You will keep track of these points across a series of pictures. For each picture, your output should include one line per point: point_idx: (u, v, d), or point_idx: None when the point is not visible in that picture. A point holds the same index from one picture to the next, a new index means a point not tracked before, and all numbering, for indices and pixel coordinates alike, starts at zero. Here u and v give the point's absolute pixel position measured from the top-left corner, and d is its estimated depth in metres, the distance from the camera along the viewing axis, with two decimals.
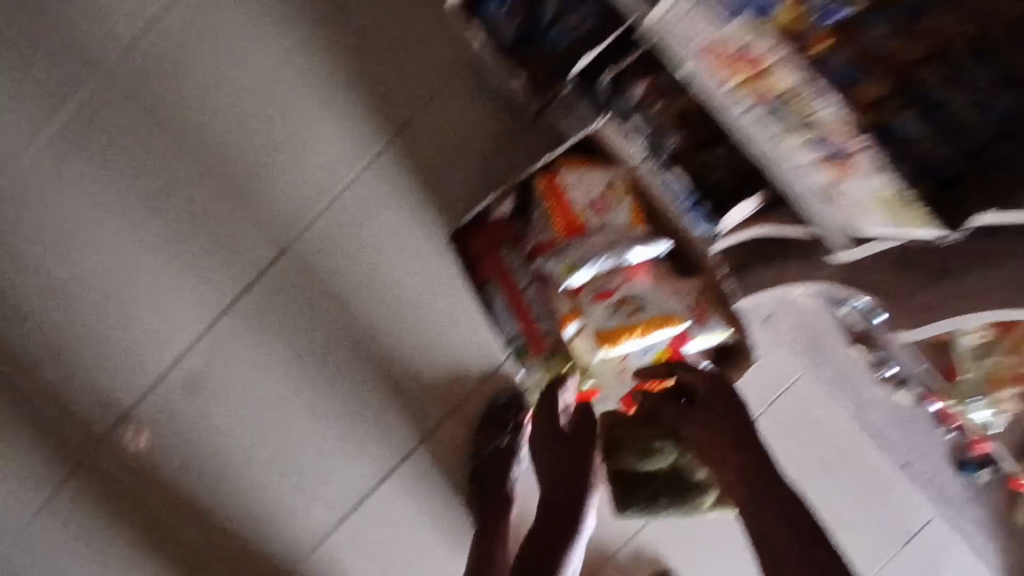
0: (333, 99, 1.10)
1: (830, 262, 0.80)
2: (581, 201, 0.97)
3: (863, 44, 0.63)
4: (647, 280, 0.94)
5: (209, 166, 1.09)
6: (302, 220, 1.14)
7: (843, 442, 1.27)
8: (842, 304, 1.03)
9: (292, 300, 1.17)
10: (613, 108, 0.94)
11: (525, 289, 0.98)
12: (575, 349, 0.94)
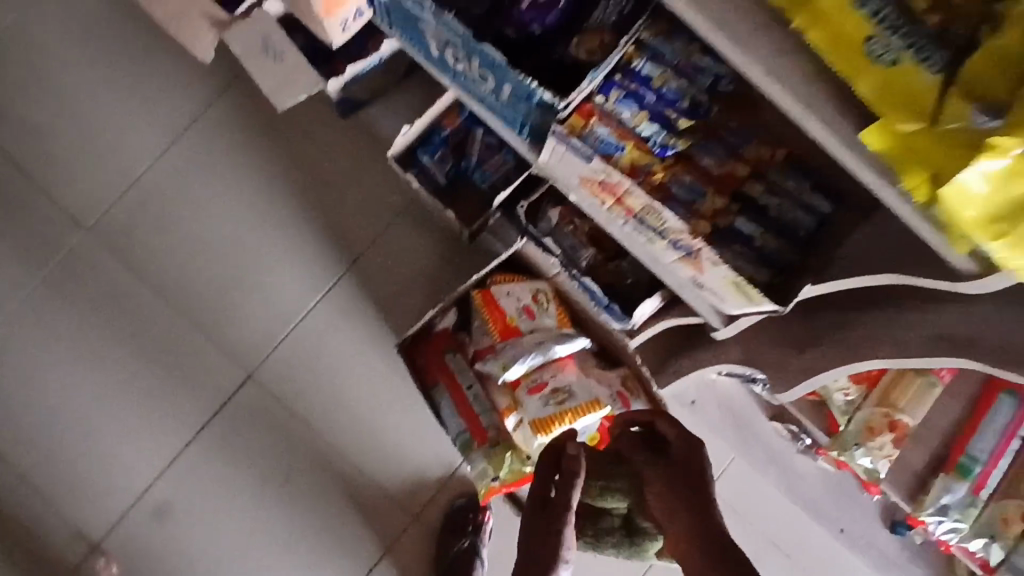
0: (303, 243, 1.30)
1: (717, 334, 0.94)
2: (512, 309, 1.11)
3: (702, 170, 0.81)
4: (576, 370, 1.07)
5: (186, 306, 1.29)
6: (267, 348, 1.28)
7: (795, 525, 1.32)
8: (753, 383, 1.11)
9: (255, 421, 1.27)
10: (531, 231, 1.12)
11: (467, 389, 1.10)
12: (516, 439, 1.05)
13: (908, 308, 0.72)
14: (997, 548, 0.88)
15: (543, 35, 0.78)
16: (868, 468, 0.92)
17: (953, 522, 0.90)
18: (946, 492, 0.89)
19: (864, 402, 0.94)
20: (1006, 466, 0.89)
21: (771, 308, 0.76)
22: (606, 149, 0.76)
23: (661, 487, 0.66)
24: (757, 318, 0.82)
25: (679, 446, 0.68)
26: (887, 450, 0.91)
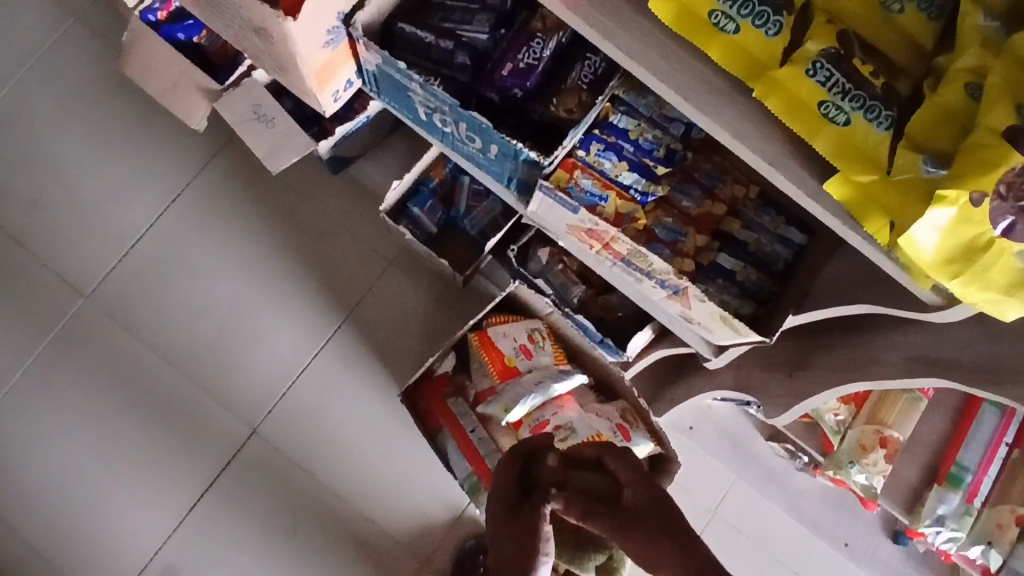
0: (300, 296, 1.33)
1: (709, 365, 0.98)
2: (509, 349, 1.14)
3: (681, 212, 0.86)
4: (576, 407, 1.09)
5: (187, 366, 1.31)
6: (269, 401, 1.30)
7: (796, 542, 1.34)
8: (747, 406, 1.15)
9: (261, 475, 1.28)
10: (524, 271, 1.18)
11: (472, 432, 1.11)
12: None
13: (883, 333, 0.77)
14: (994, 555, 0.90)
15: (525, 97, 0.82)
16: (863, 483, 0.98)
17: (950, 531, 0.92)
18: (941, 503, 0.90)
19: (857, 421, 0.99)
20: (995, 473, 0.92)
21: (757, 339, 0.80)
22: (590, 200, 0.81)
23: (631, 540, 0.59)
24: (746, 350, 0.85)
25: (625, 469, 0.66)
26: (882, 466, 0.96)
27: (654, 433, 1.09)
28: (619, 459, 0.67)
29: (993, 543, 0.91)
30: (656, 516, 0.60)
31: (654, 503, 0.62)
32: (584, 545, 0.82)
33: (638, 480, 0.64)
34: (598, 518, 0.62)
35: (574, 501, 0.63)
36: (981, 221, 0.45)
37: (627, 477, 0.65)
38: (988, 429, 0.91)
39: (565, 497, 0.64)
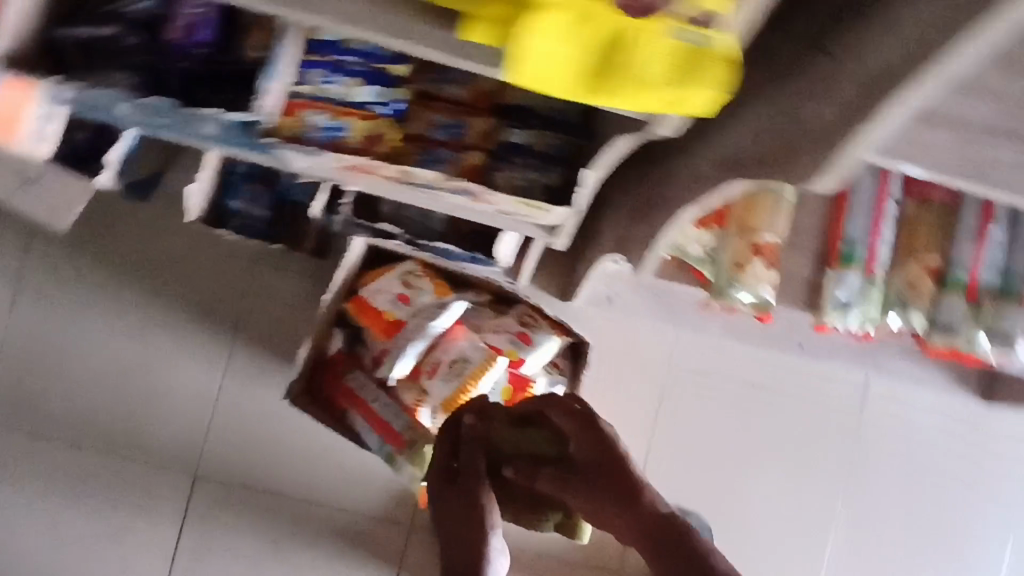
0: (182, 332, 1.25)
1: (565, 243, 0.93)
2: (387, 304, 1.07)
3: (446, 101, 0.75)
4: (468, 335, 1.02)
5: (104, 443, 1.24)
6: (197, 441, 1.25)
7: (755, 362, 1.31)
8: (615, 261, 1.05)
9: (221, 511, 1.25)
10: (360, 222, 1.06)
11: (375, 402, 1.04)
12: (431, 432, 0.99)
13: (695, 143, 0.68)
14: (913, 315, 0.87)
15: (215, 52, 0.72)
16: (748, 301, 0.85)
17: (859, 311, 0.86)
18: (840, 288, 0.84)
19: (729, 238, 0.85)
20: (891, 235, 0.85)
21: (564, 213, 0.74)
22: (330, 136, 0.70)
23: (572, 491, 0.81)
24: (576, 226, 0.78)
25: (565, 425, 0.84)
26: (765, 277, 0.83)
27: (557, 326, 1.06)
28: (558, 416, 0.84)
29: (910, 304, 0.87)
30: (594, 468, 0.81)
31: (591, 452, 0.82)
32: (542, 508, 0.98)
33: (577, 435, 0.83)
34: (542, 472, 0.85)
35: (520, 467, 0.87)
36: (600, 14, 0.37)
37: (570, 431, 0.83)
38: (865, 190, 0.84)
39: (514, 466, 0.88)
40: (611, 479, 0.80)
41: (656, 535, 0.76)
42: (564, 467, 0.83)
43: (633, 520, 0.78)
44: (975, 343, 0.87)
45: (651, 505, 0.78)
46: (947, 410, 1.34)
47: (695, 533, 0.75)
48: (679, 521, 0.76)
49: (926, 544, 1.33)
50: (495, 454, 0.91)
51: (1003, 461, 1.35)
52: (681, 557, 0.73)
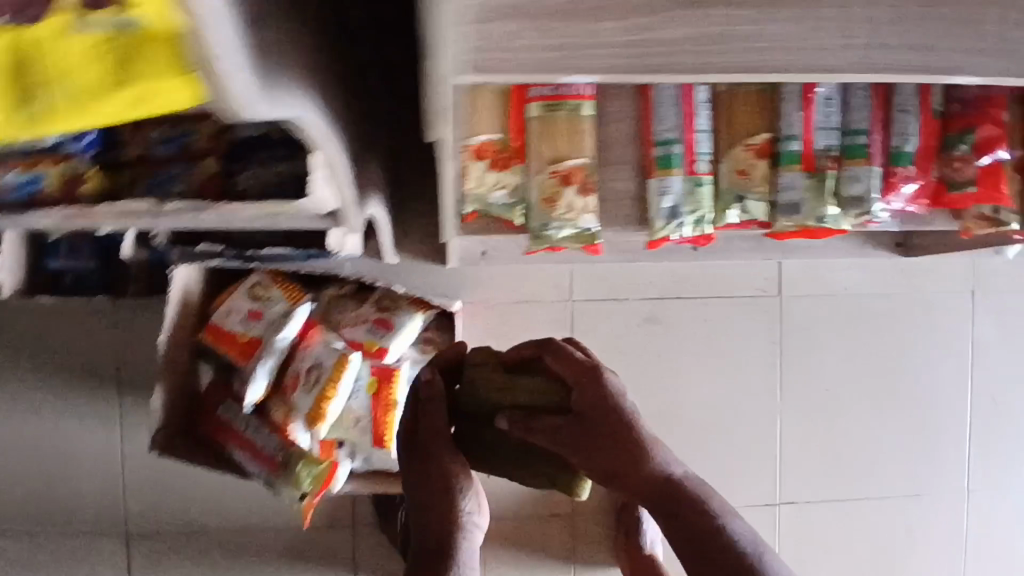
0: (62, 401, 1.18)
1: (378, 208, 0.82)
2: (239, 325, 1.00)
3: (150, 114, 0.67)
4: (324, 337, 0.96)
5: (19, 532, 1.19)
6: (117, 502, 1.21)
7: (659, 273, 1.25)
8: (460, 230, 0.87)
9: (163, 562, 1.22)
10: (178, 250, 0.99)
11: (245, 429, 0.96)
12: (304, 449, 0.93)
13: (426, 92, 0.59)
14: (753, 204, 0.77)
15: None
16: (567, 237, 0.77)
17: (692, 218, 0.77)
18: (665, 196, 0.76)
19: (534, 169, 0.76)
20: (710, 122, 0.76)
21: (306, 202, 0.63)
22: (26, 192, 0.63)
23: (578, 450, 0.66)
24: (353, 210, 0.70)
25: (568, 371, 0.69)
26: (580, 205, 0.76)
27: (417, 302, 0.99)
28: (560, 361, 0.69)
29: (745, 192, 0.77)
30: (601, 423, 0.66)
31: (604, 404, 0.66)
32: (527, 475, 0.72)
33: (581, 382, 0.68)
34: (541, 427, 0.66)
35: (514, 421, 0.67)
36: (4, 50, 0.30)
37: (573, 377, 0.68)
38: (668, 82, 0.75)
39: (506, 418, 0.68)
40: (624, 442, 0.67)
41: (672, 505, 0.66)
42: (572, 423, 0.66)
43: (649, 488, 0.67)
44: (823, 220, 0.76)
45: (666, 470, 0.68)
46: (873, 272, 1.28)
47: (708, 499, 0.67)
48: (694, 485, 0.68)
49: (873, 410, 1.31)
50: (471, 407, 0.72)
51: (940, 310, 1.30)
52: (697, 528, 0.65)
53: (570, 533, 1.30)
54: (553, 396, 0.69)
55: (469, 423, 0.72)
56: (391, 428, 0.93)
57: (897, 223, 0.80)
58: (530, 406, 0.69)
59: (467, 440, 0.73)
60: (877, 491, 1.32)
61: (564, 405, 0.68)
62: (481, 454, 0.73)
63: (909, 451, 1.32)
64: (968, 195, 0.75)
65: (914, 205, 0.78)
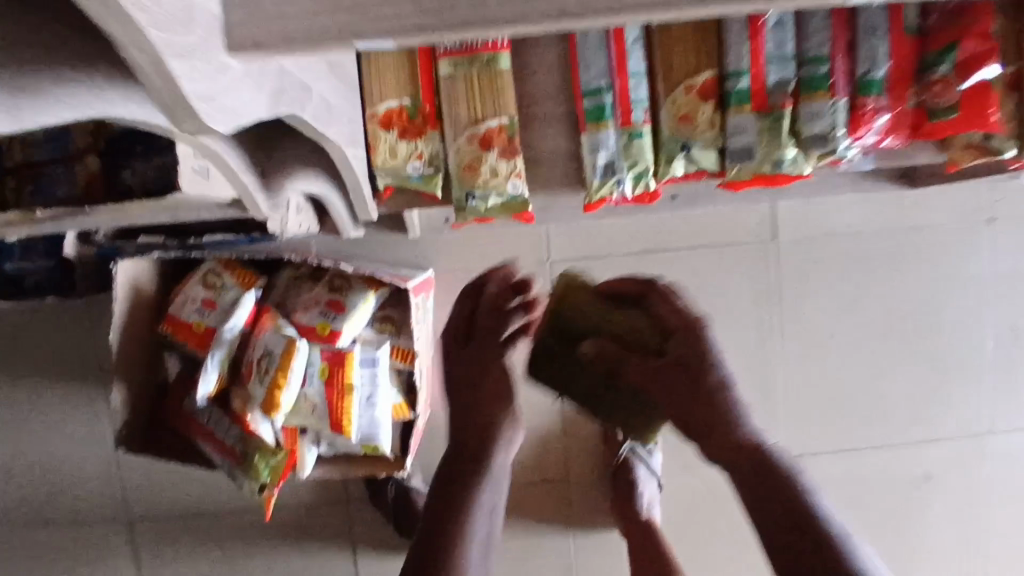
0: (48, 399, 1.19)
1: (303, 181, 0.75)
2: (194, 315, 0.98)
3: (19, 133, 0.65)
4: (275, 323, 0.92)
5: (29, 524, 1.23)
6: (115, 492, 1.23)
7: (641, 228, 1.16)
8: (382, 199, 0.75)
9: (167, 545, 1.25)
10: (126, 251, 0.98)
11: (207, 422, 0.95)
12: (263, 441, 0.91)
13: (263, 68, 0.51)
14: (699, 155, 0.68)
15: None
16: (496, 206, 0.70)
17: (633, 174, 0.69)
18: (598, 152, 0.69)
19: (451, 135, 0.68)
20: (643, 65, 0.67)
21: (181, 194, 0.58)
22: None
23: (666, 396, 0.68)
24: (254, 197, 0.66)
25: (670, 315, 0.71)
26: (505, 171, 0.69)
27: (369, 280, 0.94)
28: (661, 301, 0.73)
29: (690, 141, 0.68)
30: (697, 372, 0.67)
31: (699, 345, 0.68)
32: (605, 402, 0.76)
33: (685, 328, 0.69)
34: (633, 359, 0.70)
35: (604, 349, 0.72)
36: None
37: (675, 321, 0.70)
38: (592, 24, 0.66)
39: (596, 344, 0.73)
40: (715, 395, 0.66)
41: (760, 477, 0.62)
42: (664, 364, 0.68)
43: (737, 453, 0.64)
44: (780, 164, 0.67)
45: (754, 438, 0.65)
46: (880, 207, 1.16)
47: (799, 480, 0.62)
48: (784, 461, 0.64)
49: (885, 356, 1.22)
50: (565, 331, 0.77)
51: (957, 242, 1.18)
52: (784, 504, 0.61)
53: (564, 499, 1.28)
54: (651, 334, 0.72)
55: (560, 349, 0.77)
56: (348, 413, 0.89)
57: (870, 160, 0.72)
58: (623, 338, 0.72)
59: (553, 358, 0.77)
60: (891, 440, 1.25)
61: (657, 341, 0.71)
62: (567, 373, 0.77)
63: (925, 395, 1.24)
64: (950, 123, 0.64)
65: (891, 139, 0.67)
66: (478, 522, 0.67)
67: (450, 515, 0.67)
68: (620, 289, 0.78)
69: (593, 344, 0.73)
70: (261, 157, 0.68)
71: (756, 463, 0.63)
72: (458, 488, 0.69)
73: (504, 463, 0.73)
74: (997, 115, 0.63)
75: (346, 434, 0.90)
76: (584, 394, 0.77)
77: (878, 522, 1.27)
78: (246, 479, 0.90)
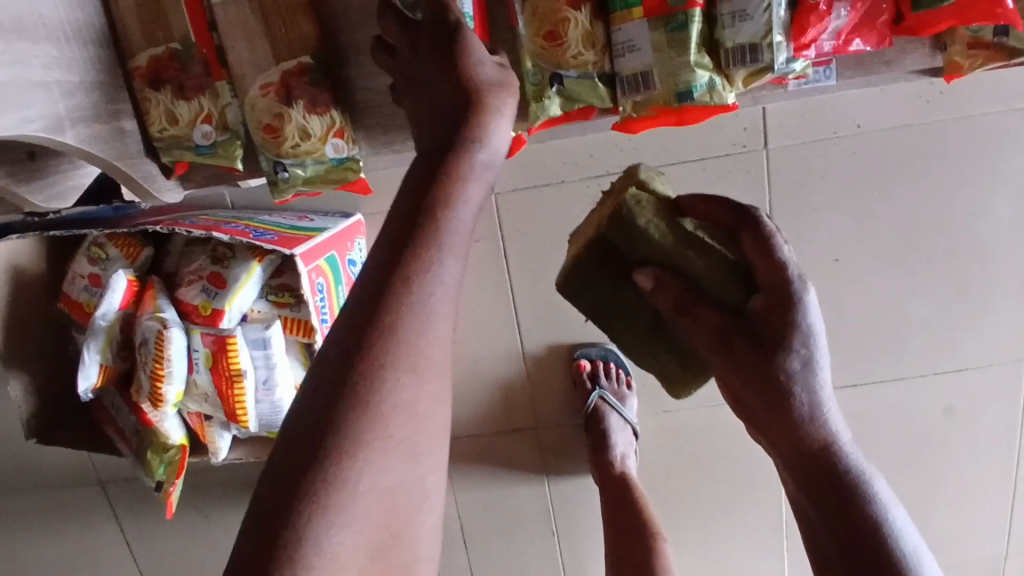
0: None
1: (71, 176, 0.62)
2: (77, 293, 0.87)
3: None
4: (155, 304, 0.81)
5: (7, 485, 1.24)
6: (78, 455, 1.20)
7: (602, 147, 0.95)
8: (160, 178, 0.61)
9: (142, 500, 1.24)
10: None
11: (111, 407, 0.88)
12: (159, 431, 0.84)
13: None
14: (574, 85, 0.54)
15: None
16: (316, 174, 0.58)
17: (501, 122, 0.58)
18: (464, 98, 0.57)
19: (241, 88, 0.55)
20: None
21: None
22: None
23: (732, 376, 0.52)
24: (17, 195, 0.56)
25: (762, 264, 0.51)
26: (319, 131, 0.56)
27: (253, 248, 0.79)
28: (753, 245, 0.50)
29: (563, 70, 0.54)
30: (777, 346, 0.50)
31: (785, 317, 0.50)
32: (652, 334, 0.62)
33: (779, 287, 0.50)
34: (704, 313, 0.53)
35: (666, 285, 0.55)
36: None
37: (769, 276, 0.51)
38: None
39: (654, 274, 0.56)
40: (789, 391, 0.50)
41: (826, 487, 0.51)
42: (744, 330, 0.51)
43: (800, 457, 0.52)
44: (692, 92, 0.51)
45: (827, 438, 0.51)
46: (901, 99, 0.92)
47: (872, 492, 0.51)
48: (861, 474, 0.51)
49: (909, 281, 1.01)
50: (615, 254, 0.60)
51: (1007, 139, 0.93)
52: (844, 521, 0.50)
53: (536, 445, 1.14)
54: (727, 286, 0.53)
55: (616, 279, 0.61)
56: (241, 400, 0.79)
57: (834, 72, 0.58)
58: (690, 279, 0.55)
59: (592, 277, 0.61)
60: (913, 373, 1.07)
61: (740, 296, 0.53)
62: (605, 301, 0.62)
63: (951, 324, 1.04)
64: (945, 16, 0.51)
65: (860, 40, 0.53)
66: (447, 260, 0.43)
67: (408, 255, 0.43)
68: (703, 213, 0.55)
69: (652, 275, 0.56)
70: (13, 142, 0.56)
71: (821, 474, 0.51)
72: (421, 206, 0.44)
73: (490, 155, 0.47)
74: (1010, 3, 0.49)
75: (242, 423, 0.81)
76: (646, 333, 0.62)
77: (894, 460, 1.13)
78: (147, 472, 0.85)
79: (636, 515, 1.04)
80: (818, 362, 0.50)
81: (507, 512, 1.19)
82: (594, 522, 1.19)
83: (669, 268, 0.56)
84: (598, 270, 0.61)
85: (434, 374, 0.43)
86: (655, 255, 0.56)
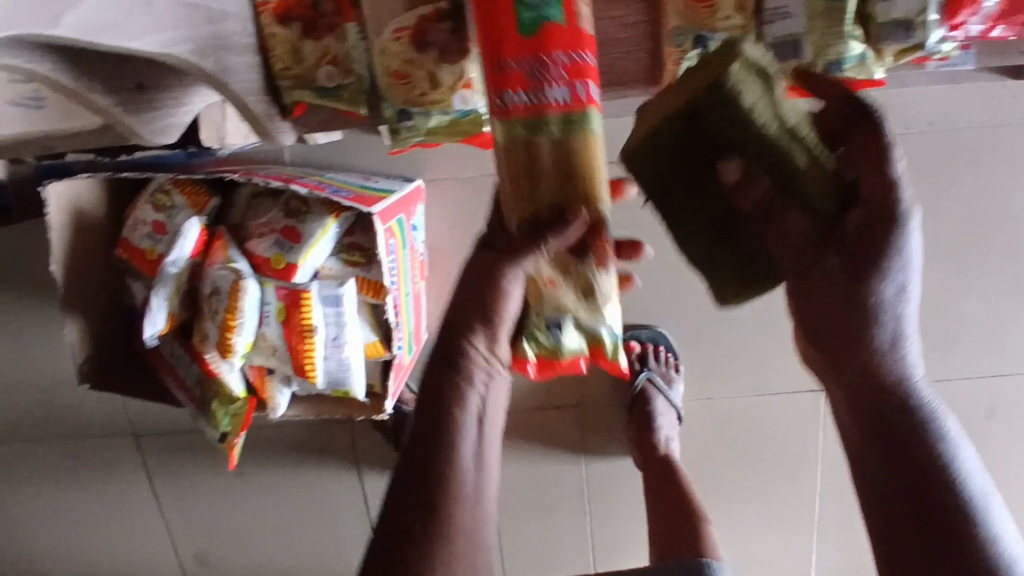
0: (27, 317, 1.12)
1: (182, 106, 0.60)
2: (140, 240, 0.85)
3: None
4: (227, 254, 0.80)
5: (39, 434, 1.23)
6: (113, 408, 1.20)
7: None
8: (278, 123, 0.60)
9: (175, 455, 1.24)
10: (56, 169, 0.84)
11: (171, 356, 0.87)
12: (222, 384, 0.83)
13: None
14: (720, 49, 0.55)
15: None
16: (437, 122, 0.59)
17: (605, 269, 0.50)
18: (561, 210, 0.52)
19: (372, 32, 0.55)
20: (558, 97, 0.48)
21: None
22: None
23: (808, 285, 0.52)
24: (128, 123, 0.55)
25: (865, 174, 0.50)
26: (448, 81, 0.56)
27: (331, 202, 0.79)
28: (864, 150, 0.50)
29: (708, 32, 0.54)
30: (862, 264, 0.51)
31: (876, 234, 0.50)
32: (719, 235, 0.53)
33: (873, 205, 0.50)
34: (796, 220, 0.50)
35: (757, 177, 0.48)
36: None
37: (870, 190, 0.50)
38: None
39: (743, 163, 0.48)
40: (871, 317, 0.53)
41: (895, 420, 0.53)
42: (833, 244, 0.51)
43: (866, 385, 0.54)
44: (840, 64, 0.54)
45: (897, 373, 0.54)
46: (975, 99, 0.91)
47: (938, 426, 0.53)
48: (928, 411, 0.53)
49: (962, 280, 1.01)
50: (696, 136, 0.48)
51: None
52: (916, 463, 0.52)
53: (575, 422, 1.14)
54: (829, 189, 0.49)
55: (691, 166, 0.49)
56: (310, 356, 0.79)
57: (974, 56, 0.58)
58: (788, 175, 0.48)
59: (666, 161, 0.49)
60: (956, 371, 1.07)
61: (834, 205, 0.50)
62: (669, 194, 0.51)
63: (999, 326, 1.04)
64: None
65: (1004, 28, 0.53)
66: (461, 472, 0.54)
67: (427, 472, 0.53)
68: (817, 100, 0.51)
69: (740, 165, 0.48)
70: (127, 69, 0.55)
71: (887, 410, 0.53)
72: (452, 369, 0.55)
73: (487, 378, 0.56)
74: None
75: (310, 378, 0.80)
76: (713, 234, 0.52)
77: None
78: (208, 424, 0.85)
79: (675, 496, 1.04)
80: (901, 290, 0.53)
81: (540, 486, 1.19)
82: (626, 501, 1.20)
83: (768, 160, 0.48)
84: (678, 150, 0.48)
85: (473, 500, 0.54)
86: (758, 144, 0.47)
